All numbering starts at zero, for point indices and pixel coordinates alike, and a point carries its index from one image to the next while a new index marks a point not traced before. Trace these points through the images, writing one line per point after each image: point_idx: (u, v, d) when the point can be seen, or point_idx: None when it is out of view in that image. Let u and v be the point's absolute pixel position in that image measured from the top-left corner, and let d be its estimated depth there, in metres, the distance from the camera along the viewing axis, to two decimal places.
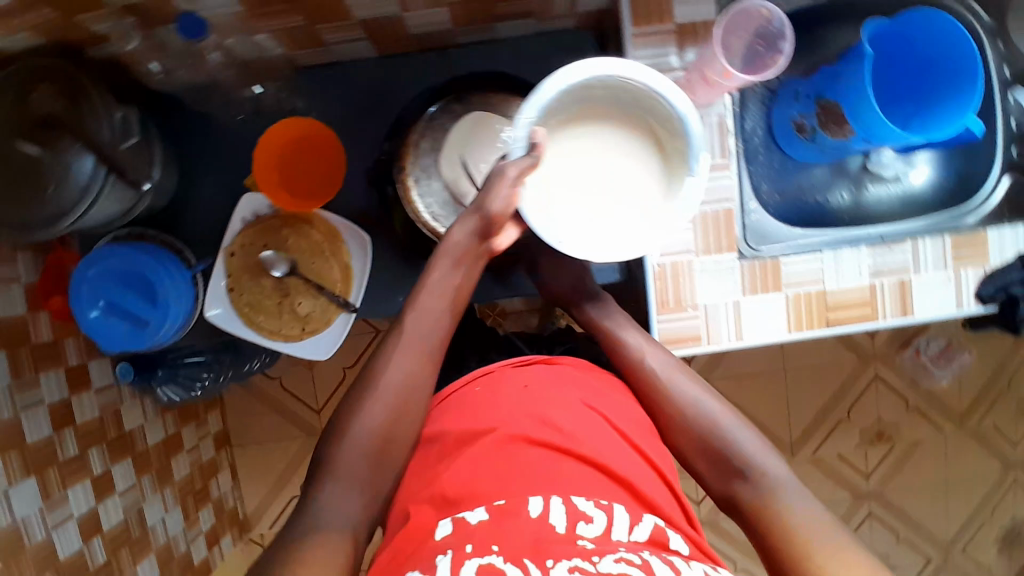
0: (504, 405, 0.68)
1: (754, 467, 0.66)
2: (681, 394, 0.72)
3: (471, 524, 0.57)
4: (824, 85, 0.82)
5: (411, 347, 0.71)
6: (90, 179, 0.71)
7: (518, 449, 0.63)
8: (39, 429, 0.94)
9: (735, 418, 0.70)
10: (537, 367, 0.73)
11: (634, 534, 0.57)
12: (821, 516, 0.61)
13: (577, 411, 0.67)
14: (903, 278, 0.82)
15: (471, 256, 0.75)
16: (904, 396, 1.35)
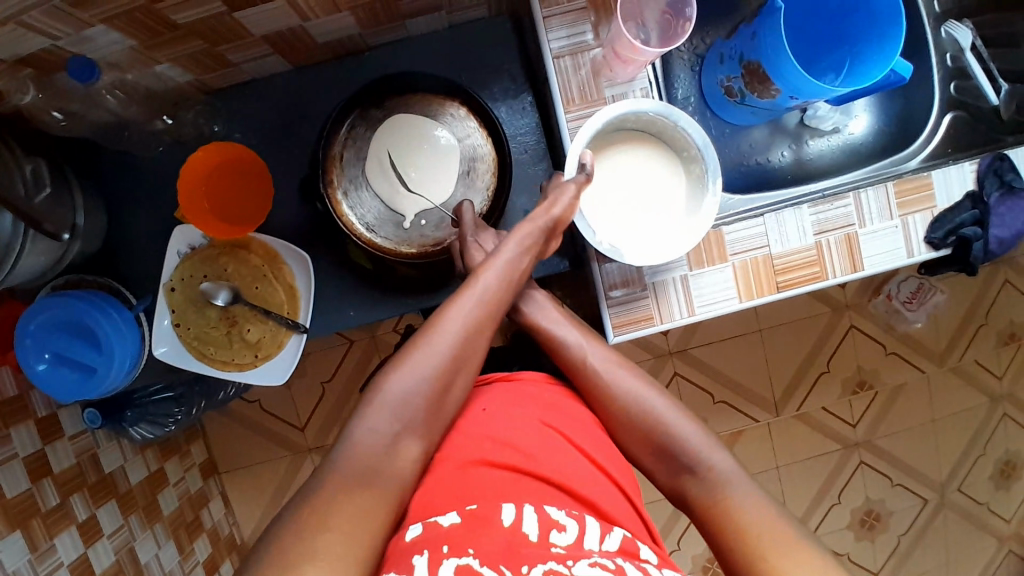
0: (460, 431, 0.65)
1: (701, 462, 0.66)
2: (626, 391, 0.70)
3: (442, 526, 0.53)
4: (744, 46, 0.78)
5: (479, 315, 0.68)
6: (9, 236, 0.72)
7: (476, 472, 0.59)
8: (18, 483, 0.93)
9: (676, 410, 0.69)
10: (495, 386, 0.70)
11: (605, 544, 0.55)
12: (766, 506, 0.62)
13: (532, 430, 0.63)
14: (849, 231, 0.81)
15: (537, 242, 0.75)
16: (881, 342, 1.34)
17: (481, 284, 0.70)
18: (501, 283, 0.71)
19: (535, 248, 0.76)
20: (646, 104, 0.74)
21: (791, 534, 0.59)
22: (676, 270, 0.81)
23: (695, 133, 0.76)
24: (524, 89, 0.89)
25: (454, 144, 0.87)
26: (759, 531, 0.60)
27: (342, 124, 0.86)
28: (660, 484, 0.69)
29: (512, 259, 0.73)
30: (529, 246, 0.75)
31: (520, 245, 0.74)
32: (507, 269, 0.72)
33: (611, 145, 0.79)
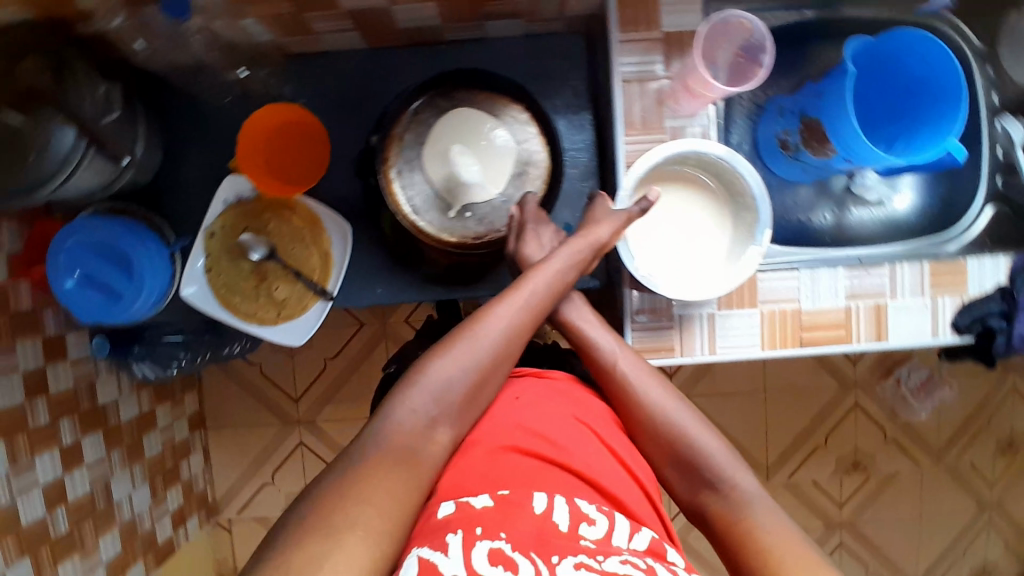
0: (493, 415, 0.66)
1: (724, 479, 0.66)
2: (653, 401, 0.70)
3: (475, 508, 0.55)
4: (807, 102, 0.81)
5: (522, 315, 0.69)
6: (70, 151, 0.72)
7: (508, 457, 0.60)
8: (12, 395, 0.98)
9: (700, 424, 0.69)
10: (527, 379, 0.70)
11: (633, 542, 0.56)
12: (787, 528, 0.61)
13: (565, 423, 0.65)
14: (879, 301, 0.82)
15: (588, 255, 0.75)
16: (883, 426, 1.34)
17: (531, 289, 0.71)
18: (548, 290, 0.72)
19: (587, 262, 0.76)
20: (711, 146, 0.74)
21: (811, 554, 0.59)
22: (704, 306, 0.83)
23: (755, 183, 0.75)
24: (586, 109, 0.91)
25: (509, 145, 0.86)
26: (781, 549, 0.59)
27: (415, 101, 0.89)
28: (678, 500, 0.68)
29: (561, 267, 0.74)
30: (580, 261, 0.75)
31: (571, 255, 0.75)
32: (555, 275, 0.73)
33: (665, 180, 0.81)
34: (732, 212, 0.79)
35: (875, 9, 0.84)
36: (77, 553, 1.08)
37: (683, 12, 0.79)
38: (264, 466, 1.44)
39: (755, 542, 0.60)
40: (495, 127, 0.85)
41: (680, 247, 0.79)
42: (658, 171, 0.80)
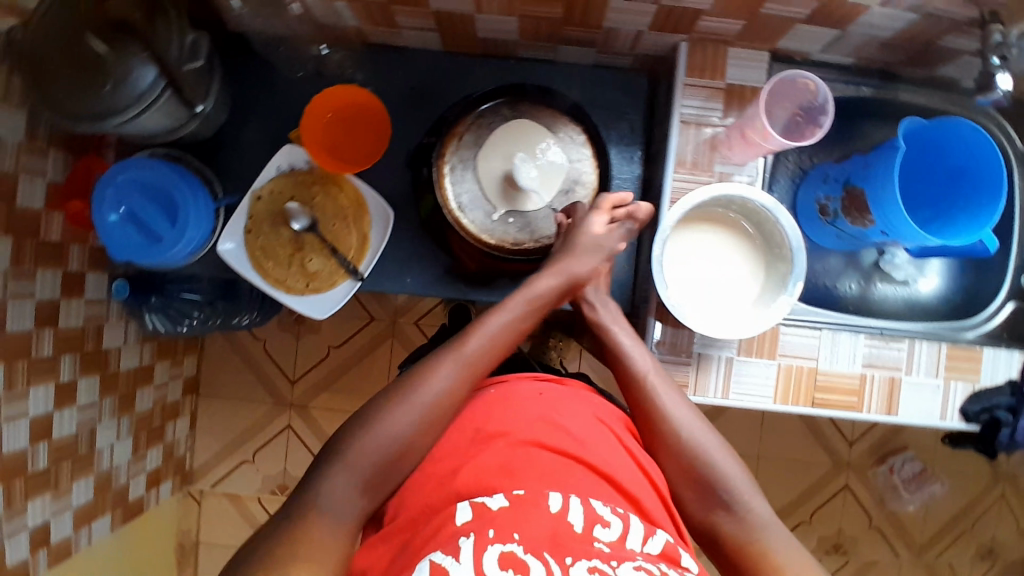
0: (518, 406, 0.67)
1: (740, 502, 0.67)
2: (674, 415, 0.72)
3: (491, 509, 0.57)
4: (853, 171, 0.84)
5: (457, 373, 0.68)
6: (147, 89, 0.76)
7: (529, 452, 0.62)
8: (22, 319, 0.98)
9: (717, 443, 0.70)
10: (550, 385, 0.73)
11: (647, 545, 0.58)
12: (799, 556, 0.63)
13: (586, 423, 0.68)
14: (894, 374, 0.84)
15: (548, 304, 0.76)
16: (869, 512, 1.34)
17: (470, 348, 0.69)
18: (493, 345, 0.71)
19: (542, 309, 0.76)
20: (762, 195, 0.75)
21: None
22: (724, 349, 0.83)
23: (793, 235, 0.76)
24: (637, 145, 0.94)
25: (563, 164, 0.89)
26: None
27: (490, 100, 0.90)
28: (690, 520, 0.69)
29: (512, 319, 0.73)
30: (536, 309, 0.75)
31: (529, 307, 0.75)
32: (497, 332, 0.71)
33: (706, 219, 0.81)
34: (767, 260, 0.80)
35: (931, 95, 0.86)
36: (50, 492, 1.06)
37: (748, 68, 0.83)
38: (246, 443, 1.45)
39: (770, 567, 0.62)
40: (547, 144, 0.88)
41: (713, 286, 0.80)
42: (700, 209, 0.80)
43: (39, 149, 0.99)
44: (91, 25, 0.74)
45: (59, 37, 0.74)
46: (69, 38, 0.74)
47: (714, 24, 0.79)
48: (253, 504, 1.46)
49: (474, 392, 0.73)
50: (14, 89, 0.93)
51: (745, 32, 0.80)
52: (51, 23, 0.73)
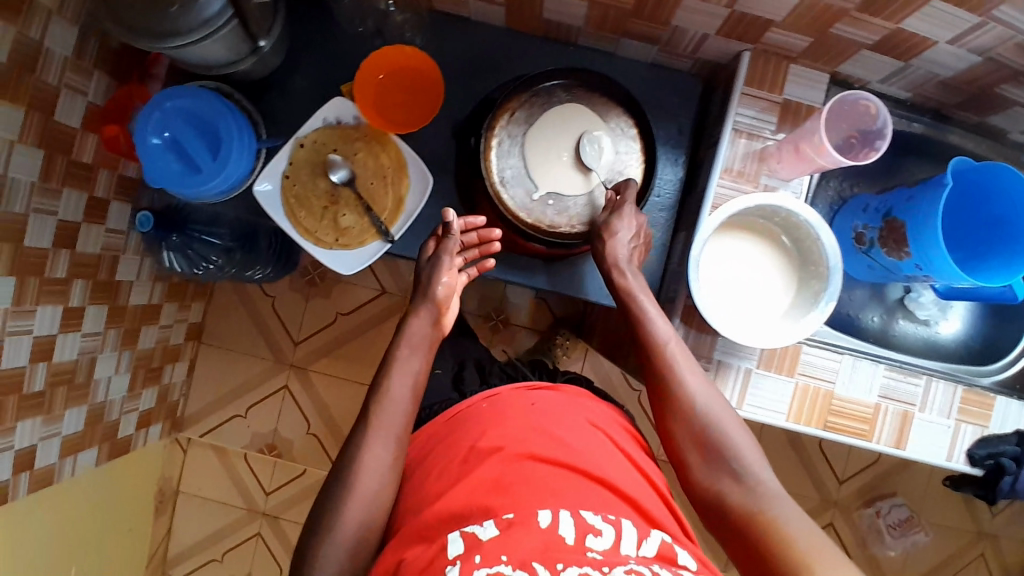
0: (514, 417, 0.74)
1: (749, 473, 0.69)
2: (688, 387, 0.74)
3: (481, 538, 0.60)
4: (894, 203, 0.84)
5: (384, 432, 0.72)
6: (213, 17, 0.75)
7: (525, 464, 0.68)
8: (41, 237, 0.97)
9: (730, 414, 0.72)
10: (541, 396, 0.80)
11: (641, 548, 0.62)
12: (805, 522, 0.64)
13: (579, 433, 0.74)
14: (908, 409, 0.84)
15: (428, 342, 0.81)
16: (851, 553, 1.34)
17: (379, 418, 0.73)
18: (399, 405, 0.74)
19: (428, 350, 0.81)
20: (805, 210, 0.75)
21: (829, 551, 0.60)
22: (744, 360, 0.83)
23: (831, 253, 0.76)
24: (682, 149, 0.95)
25: (608, 154, 0.88)
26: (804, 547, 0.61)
27: (553, 79, 0.88)
28: (696, 486, 0.72)
29: (404, 368, 0.77)
30: (416, 348, 0.79)
31: (409, 354, 0.78)
32: (404, 382, 0.76)
33: (746, 227, 0.81)
34: (801, 274, 0.80)
35: (978, 141, 0.88)
36: (41, 416, 1.04)
37: (806, 87, 0.84)
38: (241, 398, 1.47)
39: (777, 537, 0.63)
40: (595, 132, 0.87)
41: (746, 293, 0.80)
42: (740, 215, 0.80)
43: (85, 68, 0.99)
44: None
45: None
46: None
47: (782, 37, 0.79)
48: (239, 461, 1.47)
49: (468, 408, 0.79)
50: (71, 3, 0.93)
51: (810, 50, 0.81)
52: None
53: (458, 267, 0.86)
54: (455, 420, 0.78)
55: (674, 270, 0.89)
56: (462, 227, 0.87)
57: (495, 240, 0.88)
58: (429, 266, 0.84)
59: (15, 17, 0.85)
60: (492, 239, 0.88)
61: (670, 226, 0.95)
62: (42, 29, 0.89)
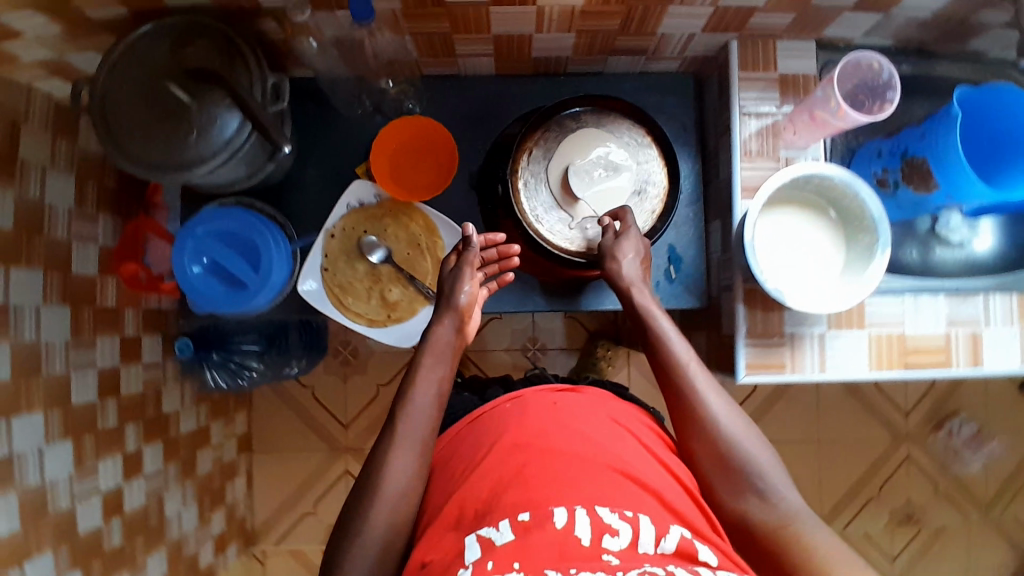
0: (540, 418, 0.73)
1: (773, 491, 0.68)
2: (706, 398, 0.73)
3: (497, 544, 0.60)
4: (908, 143, 0.88)
5: (411, 440, 0.71)
6: (233, 135, 0.77)
7: (557, 463, 0.66)
8: (86, 391, 0.95)
9: (751, 432, 0.72)
10: (564, 394, 0.78)
11: (660, 545, 0.60)
12: (834, 540, 0.64)
13: (604, 428, 0.72)
14: (974, 330, 0.88)
15: (450, 354, 0.80)
16: (935, 480, 1.40)
17: (405, 425, 0.72)
18: (424, 415, 0.74)
19: (452, 359, 0.80)
20: (838, 171, 0.77)
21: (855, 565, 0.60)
22: (815, 326, 0.85)
23: (874, 206, 0.78)
24: (693, 143, 0.97)
25: (629, 165, 0.88)
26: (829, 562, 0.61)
27: (571, 107, 0.89)
28: (720, 505, 0.71)
29: (433, 378, 0.77)
30: (437, 356, 0.79)
31: (433, 363, 0.78)
32: (431, 390, 0.76)
33: (786, 203, 0.83)
34: (847, 233, 0.83)
35: (963, 68, 0.92)
36: (126, 570, 1.02)
37: (798, 58, 0.88)
38: (309, 494, 1.46)
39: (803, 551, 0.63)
40: (611, 147, 0.88)
41: (803, 265, 0.82)
42: (778, 193, 0.83)
43: (90, 215, 0.99)
44: (174, 74, 0.76)
45: (143, 87, 0.76)
46: (154, 89, 0.76)
47: (766, 20, 0.83)
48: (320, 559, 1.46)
49: (490, 407, 0.78)
50: (62, 151, 0.93)
51: (793, 25, 0.84)
52: (135, 75, 0.76)
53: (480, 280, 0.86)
54: (478, 422, 0.77)
55: (717, 259, 0.92)
56: (482, 244, 0.88)
57: (513, 255, 0.89)
58: (449, 278, 0.85)
59: (11, 179, 0.85)
60: (512, 254, 0.90)
61: (703, 218, 0.96)
62: (39, 183, 0.89)
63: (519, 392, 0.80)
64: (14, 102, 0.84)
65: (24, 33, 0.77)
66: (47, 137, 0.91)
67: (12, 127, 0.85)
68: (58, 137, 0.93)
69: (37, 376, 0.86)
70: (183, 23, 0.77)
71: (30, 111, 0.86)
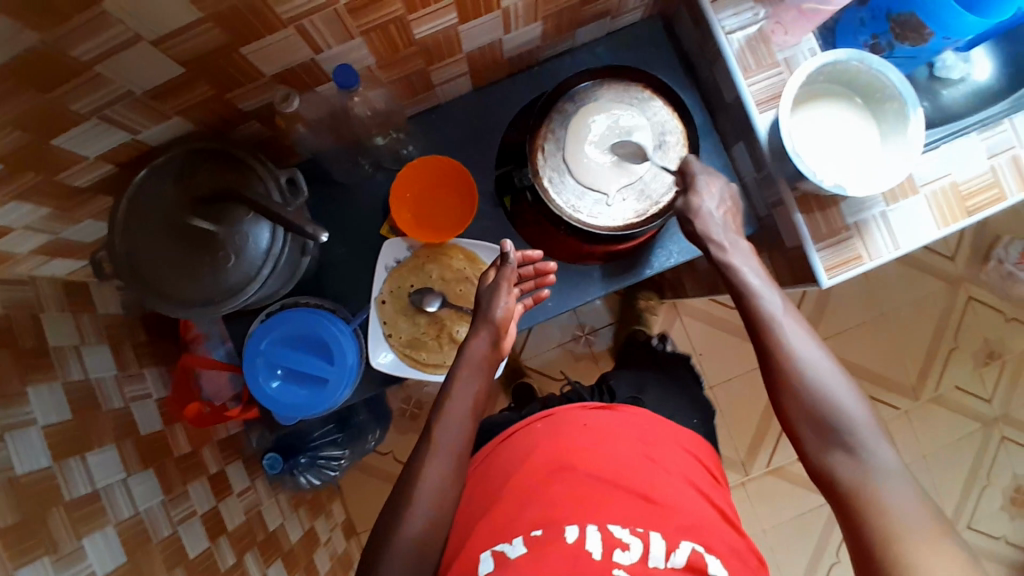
0: (579, 441, 0.79)
1: (864, 448, 0.64)
2: (799, 358, 0.69)
3: (510, 557, 0.67)
4: (890, 2, 0.86)
5: (445, 452, 0.72)
6: (269, 244, 0.76)
7: (586, 486, 0.74)
8: (198, 541, 0.93)
9: (845, 387, 0.67)
10: (597, 414, 0.84)
11: (670, 560, 0.67)
12: (921, 511, 0.59)
13: (634, 450, 0.79)
14: (1016, 153, 0.87)
15: (485, 365, 0.78)
16: (1000, 308, 1.48)
17: (440, 436, 0.73)
18: (460, 426, 0.74)
19: (487, 372, 0.78)
20: (847, 52, 0.78)
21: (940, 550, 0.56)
22: (874, 208, 0.85)
23: (892, 73, 0.78)
24: (682, 83, 0.98)
25: (642, 123, 0.88)
26: (897, 526, 0.58)
27: (567, 89, 0.89)
28: (810, 462, 0.67)
29: (466, 392, 0.76)
30: (471, 368, 0.77)
31: (469, 377, 0.77)
32: (465, 401, 0.75)
33: (808, 100, 0.84)
34: (873, 109, 0.83)
35: None
36: None
37: None
38: None
39: (878, 516, 0.60)
40: (619, 112, 0.88)
41: (843, 153, 0.83)
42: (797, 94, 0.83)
43: (136, 373, 0.97)
44: (187, 204, 0.74)
45: (163, 231, 0.74)
46: (173, 225, 0.74)
47: None
48: None
49: (524, 423, 0.86)
50: (87, 325, 0.89)
51: None
52: (150, 220, 0.74)
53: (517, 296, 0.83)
54: (509, 441, 0.84)
55: (754, 179, 0.93)
56: (520, 260, 0.85)
57: (551, 272, 0.86)
58: (485, 295, 0.81)
59: (54, 371, 0.80)
60: (548, 270, 0.87)
61: (720, 146, 0.97)
62: (80, 363, 0.85)
63: (550, 410, 0.87)
64: (24, 297, 0.80)
65: (12, 225, 0.72)
66: (68, 318, 0.86)
67: (32, 321, 0.79)
68: (78, 314, 0.88)
69: (151, 546, 0.84)
70: (178, 154, 0.76)
71: (42, 299, 0.82)
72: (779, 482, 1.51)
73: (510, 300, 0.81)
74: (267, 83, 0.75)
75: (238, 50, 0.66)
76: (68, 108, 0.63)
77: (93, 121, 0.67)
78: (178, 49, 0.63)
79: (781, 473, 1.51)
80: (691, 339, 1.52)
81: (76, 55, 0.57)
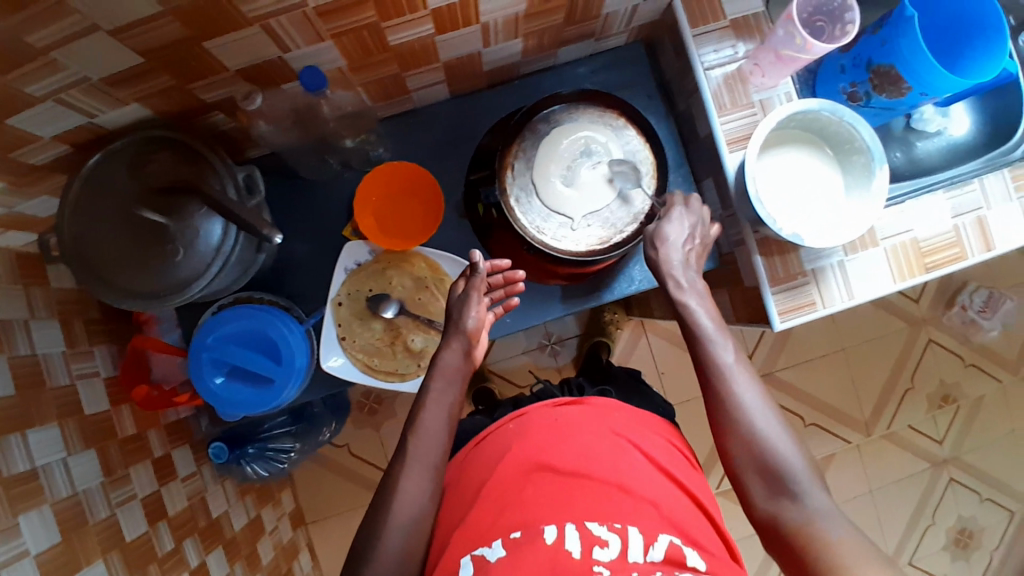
0: (544, 442, 0.79)
1: (806, 494, 0.67)
2: (748, 409, 0.72)
3: (489, 560, 0.66)
4: (869, 52, 0.85)
5: (418, 465, 0.72)
6: (219, 241, 0.75)
7: (557, 484, 0.73)
8: (136, 524, 0.92)
9: (789, 440, 0.70)
10: (564, 411, 0.84)
11: (649, 554, 0.66)
12: (861, 544, 0.63)
13: (605, 447, 0.78)
14: (980, 215, 0.88)
15: (459, 376, 0.78)
16: (959, 353, 1.50)
17: (414, 450, 0.73)
18: (437, 439, 0.75)
19: (463, 383, 0.79)
20: (816, 103, 0.78)
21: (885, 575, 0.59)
22: (832, 256, 0.86)
23: (863, 128, 0.79)
24: (661, 110, 0.98)
25: (613, 151, 0.88)
26: (846, 560, 0.61)
27: (543, 108, 0.88)
28: (752, 505, 0.70)
29: (440, 400, 0.76)
30: (445, 380, 0.77)
31: (443, 388, 0.77)
32: (441, 413, 0.76)
33: (778, 143, 0.84)
34: (841, 159, 0.83)
35: None
36: None
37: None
38: None
39: (827, 555, 0.62)
40: (591, 138, 0.88)
41: (809, 198, 0.83)
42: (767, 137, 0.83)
43: (86, 352, 0.96)
44: (141, 194, 0.73)
45: (113, 218, 0.72)
46: (124, 213, 0.73)
47: None
48: None
49: (498, 427, 0.85)
50: (37, 299, 0.87)
51: None
52: (101, 205, 0.72)
53: (486, 305, 0.83)
54: (481, 446, 0.84)
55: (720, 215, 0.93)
56: (489, 271, 0.83)
57: (519, 281, 0.84)
58: (456, 304, 0.81)
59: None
60: (517, 279, 0.85)
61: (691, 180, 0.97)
62: (27, 340, 0.83)
63: (520, 410, 0.87)
64: None
65: None
66: (20, 291, 0.83)
67: None
68: (30, 286, 0.85)
69: (86, 528, 0.82)
70: (138, 140, 0.75)
71: None
72: (728, 507, 1.53)
73: (481, 309, 0.80)
74: (232, 77, 0.73)
75: (201, 44, 0.65)
76: (23, 90, 0.62)
77: (48, 103, 0.65)
78: (138, 39, 0.61)
79: (731, 496, 1.53)
80: (654, 358, 1.53)
81: (31, 39, 0.56)
